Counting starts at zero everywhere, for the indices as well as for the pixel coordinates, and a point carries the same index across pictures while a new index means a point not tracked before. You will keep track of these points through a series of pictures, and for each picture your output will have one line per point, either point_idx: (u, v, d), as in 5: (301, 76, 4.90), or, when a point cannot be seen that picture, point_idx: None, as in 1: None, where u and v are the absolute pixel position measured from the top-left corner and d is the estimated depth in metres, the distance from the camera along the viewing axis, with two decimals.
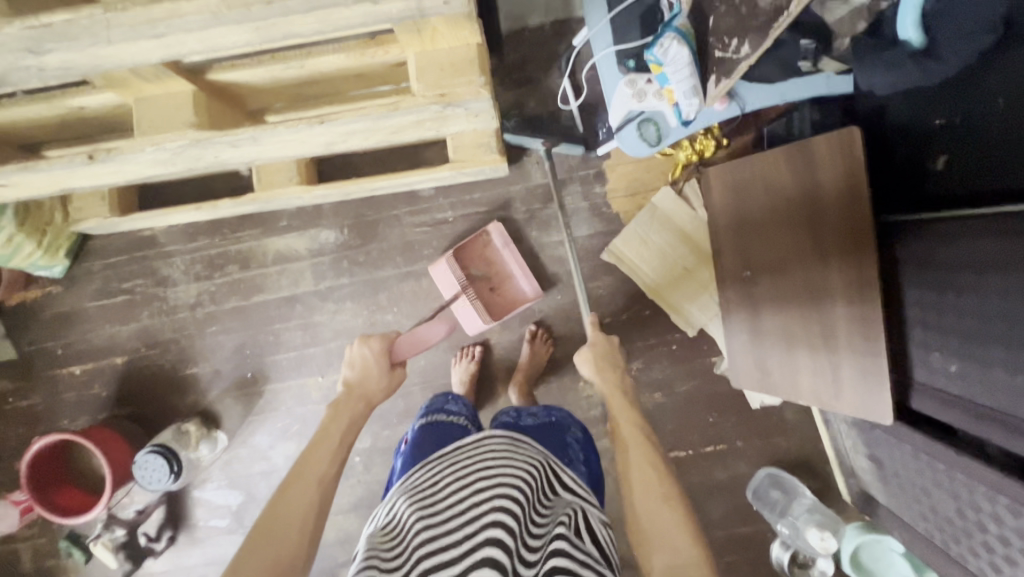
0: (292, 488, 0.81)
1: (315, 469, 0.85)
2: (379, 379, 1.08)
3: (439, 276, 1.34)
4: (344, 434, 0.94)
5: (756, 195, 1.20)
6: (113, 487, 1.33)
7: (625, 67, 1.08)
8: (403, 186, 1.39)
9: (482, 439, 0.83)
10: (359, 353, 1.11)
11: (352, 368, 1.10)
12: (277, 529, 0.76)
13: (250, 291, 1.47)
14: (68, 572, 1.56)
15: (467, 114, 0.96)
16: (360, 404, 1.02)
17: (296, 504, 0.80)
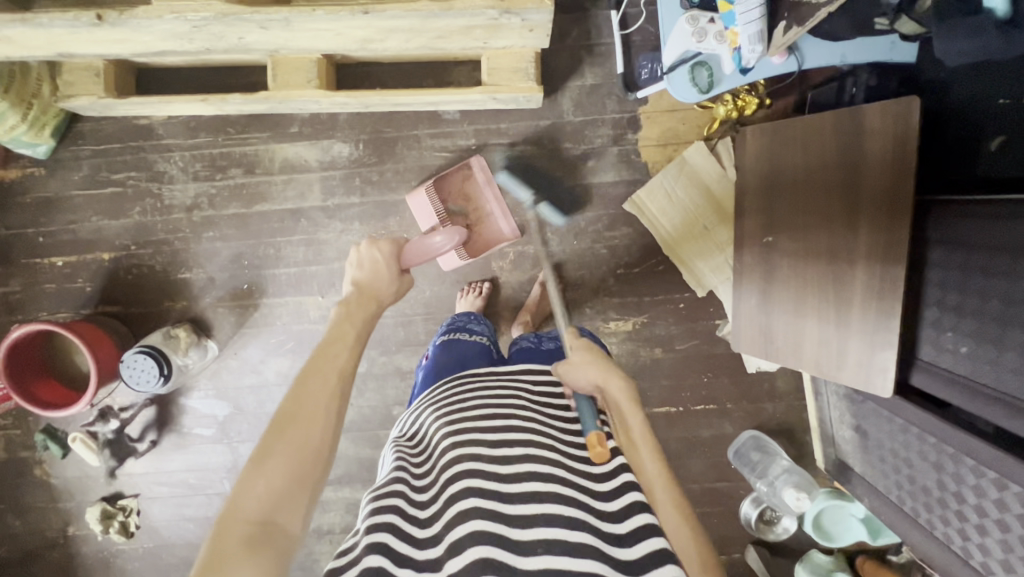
0: (310, 389, 0.76)
1: (334, 367, 0.79)
2: (388, 280, 0.93)
3: (417, 207, 1.32)
4: (357, 331, 0.85)
5: (794, 159, 1.18)
6: (97, 384, 1.29)
7: (688, 2, 1.03)
8: (428, 105, 1.31)
9: (515, 373, 0.90)
10: (367, 255, 0.93)
11: (358, 272, 0.93)
12: (300, 428, 0.72)
13: (253, 199, 1.40)
14: (43, 464, 1.53)
15: (522, 27, 0.89)
16: (370, 302, 0.90)
17: (315, 403, 0.74)
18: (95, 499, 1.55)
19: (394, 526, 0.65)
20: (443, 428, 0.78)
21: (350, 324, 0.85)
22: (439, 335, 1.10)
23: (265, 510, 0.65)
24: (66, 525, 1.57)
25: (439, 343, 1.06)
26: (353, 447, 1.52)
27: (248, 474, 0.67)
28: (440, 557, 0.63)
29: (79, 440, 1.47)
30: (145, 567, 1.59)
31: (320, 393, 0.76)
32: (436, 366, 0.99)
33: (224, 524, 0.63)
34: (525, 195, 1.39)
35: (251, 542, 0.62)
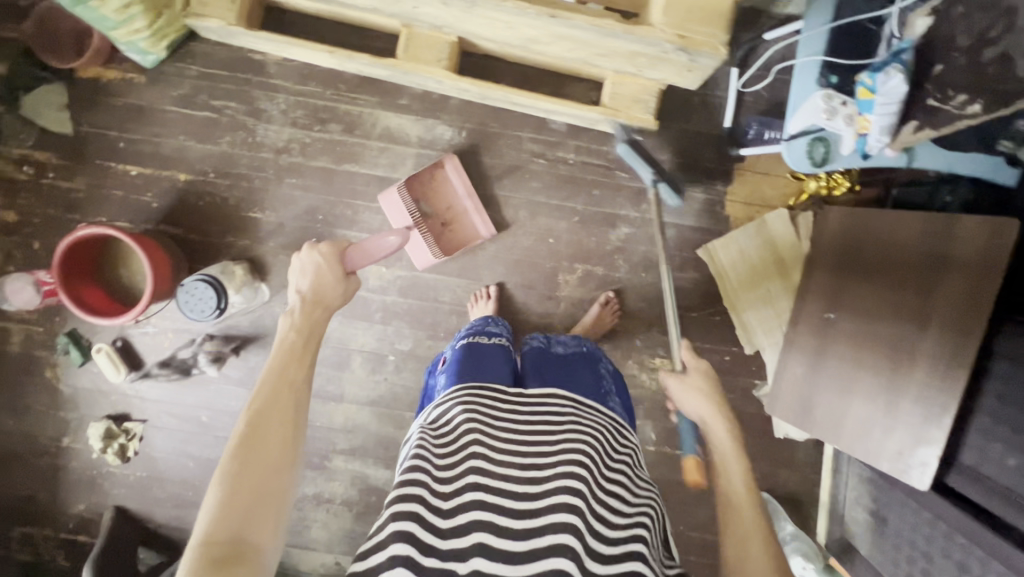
0: (268, 415, 0.75)
1: (286, 391, 0.78)
2: (339, 284, 0.95)
3: (390, 208, 1.34)
4: (304, 354, 0.84)
5: (874, 250, 1.23)
6: (148, 303, 1.27)
7: (825, 82, 1.06)
8: (541, 111, 1.35)
9: (534, 392, 0.91)
10: (311, 261, 0.95)
11: (310, 279, 0.94)
12: (268, 453, 0.71)
13: (344, 157, 1.40)
14: (55, 368, 1.49)
15: (685, 66, 0.93)
16: (317, 315, 0.90)
17: (271, 428, 0.74)
18: (99, 415, 1.51)
19: (418, 517, 0.69)
20: (475, 433, 0.80)
21: (300, 345, 0.85)
22: (459, 338, 1.10)
23: (232, 529, 0.64)
24: (61, 435, 1.52)
25: (458, 347, 1.05)
26: (376, 422, 1.51)
27: (214, 496, 0.66)
28: (466, 550, 0.68)
29: (103, 351, 1.45)
30: (131, 496, 1.55)
31: (279, 415, 0.75)
32: (456, 367, 0.98)
33: (197, 549, 0.62)
34: (607, 218, 1.42)
35: (220, 558, 0.61)
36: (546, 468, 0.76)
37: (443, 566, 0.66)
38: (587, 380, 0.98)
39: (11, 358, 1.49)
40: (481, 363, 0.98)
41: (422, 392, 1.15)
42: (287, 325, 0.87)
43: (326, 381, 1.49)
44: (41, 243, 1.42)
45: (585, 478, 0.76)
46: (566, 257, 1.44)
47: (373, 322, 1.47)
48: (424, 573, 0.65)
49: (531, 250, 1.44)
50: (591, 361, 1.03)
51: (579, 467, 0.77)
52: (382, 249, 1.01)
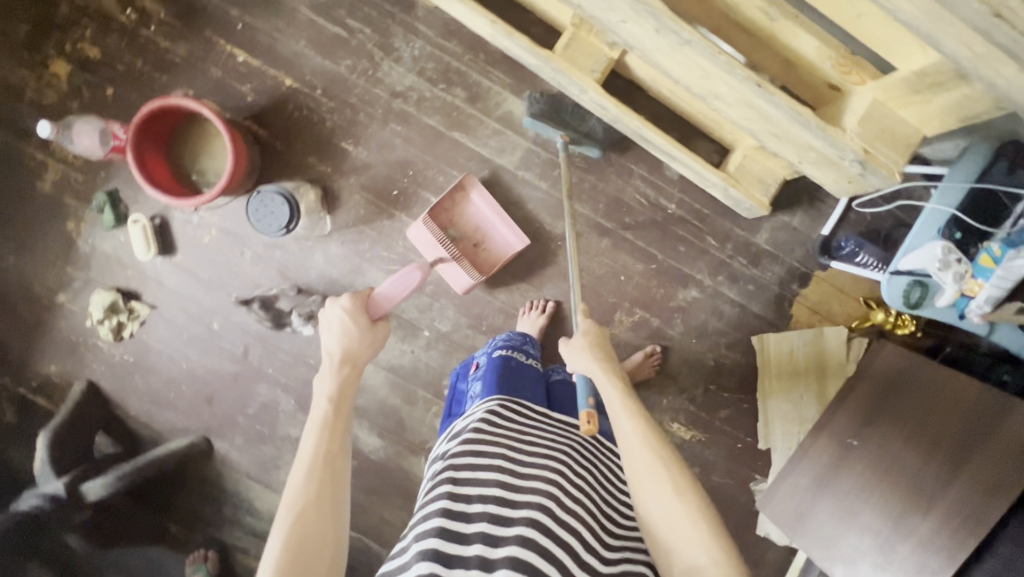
0: (315, 489, 0.70)
1: (330, 459, 0.73)
2: (367, 339, 0.90)
3: (419, 240, 1.32)
4: (344, 416, 0.78)
5: (915, 400, 1.25)
6: (217, 195, 1.20)
7: (950, 234, 1.11)
8: (664, 155, 1.32)
9: (556, 423, 0.89)
10: (335, 313, 0.91)
11: (337, 332, 0.89)
12: (320, 531, 0.67)
13: (456, 124, 1.36)
14: (81, 222, 1.40)
15: (849, 177, 0.94)
16: (350, 378, 0.83)
17: (319, 504, 0.69)
18: (109, 285, 1.42)
19: (444, 529, 0.66)
20: (500, 454, 0.76)
21: (339, 407, 0.79)
22: (493, 348, 1.07)
23: None
24: (59, 291, 1.42)
25: (494, 356, 1.02)
26: (386, 388, 1.47)
27: None
28: (495, 561, 0.63)
29: (139, 225, 1.38)
30: (107, 376, 1.45)
31: (328, 488, 0.70)
32: (494, 375, 0.96)
33: None
34: (681, 277, 1.43)
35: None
36: (573, 497, 0.74)
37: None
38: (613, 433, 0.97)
39: (40, 195, 1.39)
40: (516, 383, 0.95)
41: (449, 394, 1.10)
42: (325, 384, 0.81)
43: None
44: (115, 92, 1.33)
45: (590, 514, 0.74)
46: (629, 298, 1.44)
47: (422, 292, 1.43)
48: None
49: (599, 279, 1.43)
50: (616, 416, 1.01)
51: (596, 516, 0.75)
52: (412, 281, 1.01)
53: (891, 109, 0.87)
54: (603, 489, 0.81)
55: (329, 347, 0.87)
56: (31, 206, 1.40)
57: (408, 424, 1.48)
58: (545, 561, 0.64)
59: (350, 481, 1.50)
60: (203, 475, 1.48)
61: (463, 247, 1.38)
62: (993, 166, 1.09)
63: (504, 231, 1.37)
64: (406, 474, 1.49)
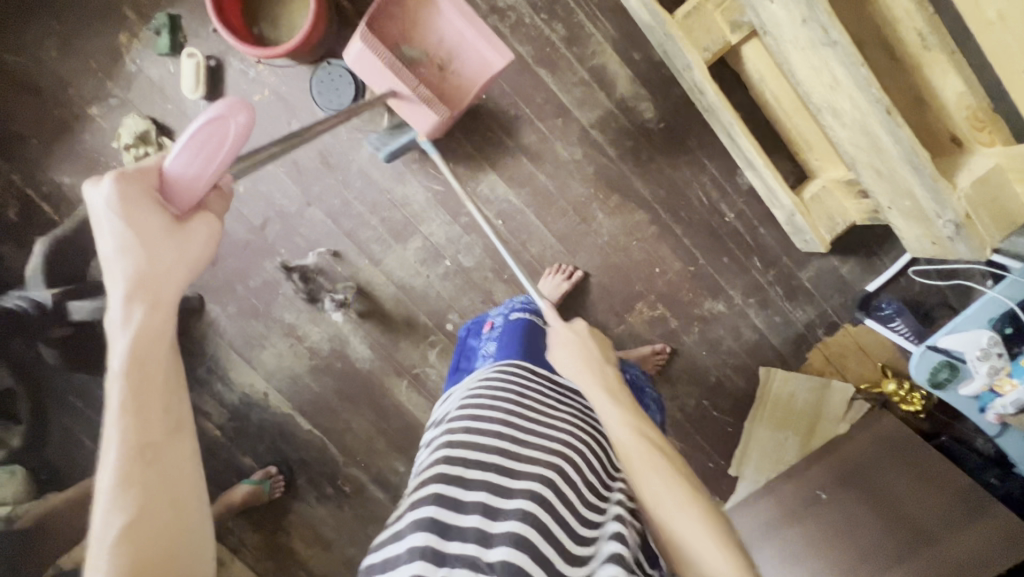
0: (138, 502, 0.47)
1: (154, 454, 0.49)
2: (172, 255, 0.51)
3: (363, 62, 1.11)
4: (166, 382, 0.51)
5: (897, 475, 1.23)
6: (286, 53, 1.12)
7: (999, 328, 1.07)
8: (742, 160, 1.26)
9: (567, 389, 0.88)
10: (97, 211, 0.49)
11: (123, 249, 0.50)
12: (169, 555, 0.47)
13: (545, 60, 1.29)
14: (135, 39, 1.32)
15: (936, 237, 0.90)
16: (161, 323, 0.51)
17: (154, 514, 0.48)
18: (144, 113, 1.35)
19: (441, 499, 0.63)
20: (500, 420, 0.73)
21: (150, 373, 0.50)
22: (512, 309, 1.04)
23: None
24: (93, 102, 1.35)
25: (514, 318, 1.00)
26: (391, 304, 1.44)
27: None
28: (493, 535, 0.61)
29: (193, 60, 1.30)
30: None
31: (164, 497, 0.48)
32: (511, 339, 0.94)
33: None
34: (713, 287, 1.39)
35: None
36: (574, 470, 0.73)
37: (467, 552, 0.59)
38: None
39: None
40: (533, 345, 0.93)
41: (456, 349, 1.06)
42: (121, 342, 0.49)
43: (373, 239, 1.41)
44: None
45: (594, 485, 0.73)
46: (656, 292, 1.40)
47: (456, 221, 1.39)
48: (447, 563, 0.58)
49: (634, 263, 1.38)
50: (633, 391, 1.02)
51: (597, 488, 0.73)
52: (221, 142, 0.54)
53: (1008, 181, 0.83)
54: (605, 455, 0.79)
55: (109, 267, 0.50)
56: (87, 5, 1.32)
57: (401, 345, 1.46)
58: (544, 540, 0.62)
59: (328, 381, 1.49)
60: (187, 330, 1.47)
61: (426, 72, 1.25)
62: None
63: (480, 53, 1.22)
64: (384, 391, 1.48)
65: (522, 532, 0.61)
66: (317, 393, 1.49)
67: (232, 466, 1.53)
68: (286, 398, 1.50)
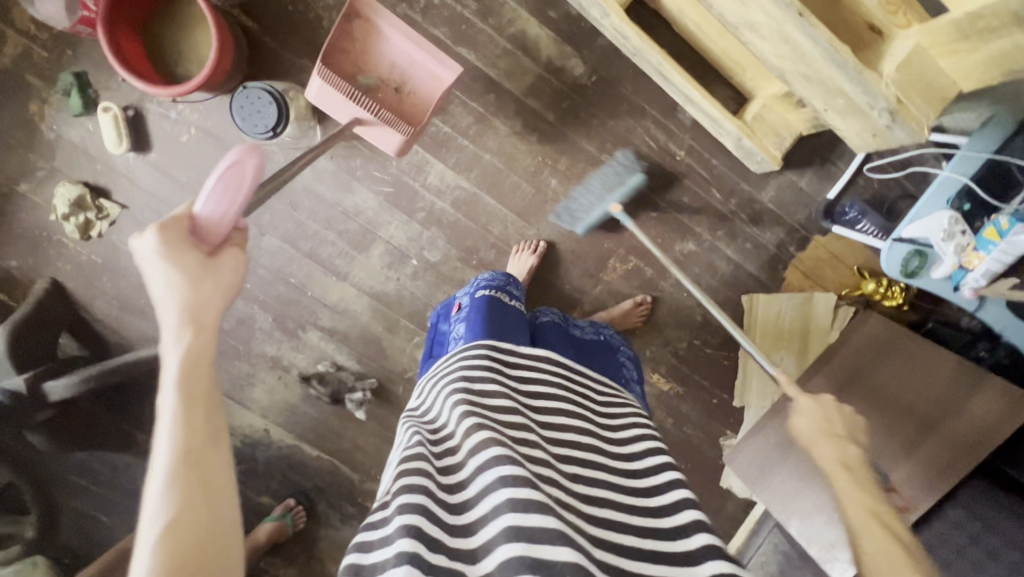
0: (181, 499, 0.47)
1: (200, 461, 0.49)
2: (211, 286, 0.54)
3: (323, 98, 1.14)
4: (209, 389, 0.52)
5: (890, 369, 1.25)
6: (199, 86, 1.09)
7: (957, 206, 1.09)
8: (679, 95, 1.26)
9: (538, 359, 0.87)
10: (143, 255, 0.53)
11: (171, 282, 0.53)
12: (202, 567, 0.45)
13: (464, 39, 1.27)
14: (46, 105, 1.28)
15: (875, 129, 0.91)
16: (201, 337, 0.52)
17: (196, 511, 0.47)
18: (75, 178, 1.32)
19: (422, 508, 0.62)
20: (470, 404, 0.75)
21: (194, 377, 0.51)
22: (476, 287, 1.01)
23: None
24: (21, 179, 1.32)
25: (478, 297, 0.97)
26: (368, 314, 1.43)
27: None
28: (481, 518, 0.63)
29: (111, 114, 1.26)
30: (74, 276, 1.36)
31: (206, 494, 0.48)
32: (479, 321, 0.91)
33: None
34: (679, 228, 1.39)
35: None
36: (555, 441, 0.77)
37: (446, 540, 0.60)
38: (604, 367, 0.97)
39: None
40: (499, 324, 0.91)
41: (430, 336, 1.06)
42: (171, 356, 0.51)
43: (335, 254, 1.39)
44: None
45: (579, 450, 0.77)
46: (625, 245, 1.40)
47: (413, 218, 1.37)
48: (431, 548, 0.59)
49: (597, 221, 1.38)
50: (610, 352, 1.01)
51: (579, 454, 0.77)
52: (244, 179, 0.60)
53: (931, 58, 0.83)
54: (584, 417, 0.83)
55: (160, 301, 0.53)
56: None
57: (388, 353, 1.45)
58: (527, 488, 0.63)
59: (325, 404, 1.48)
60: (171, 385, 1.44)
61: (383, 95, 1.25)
62: (1013, 139, 1.05)
63: (431, 69, 1.23)
64: (381, 403, 1.47)
65: (523, 497, 0.61)
66: (317, 417, 1.49)
67: (251, 507, 1.52)
68: (287, 429, 1.49)
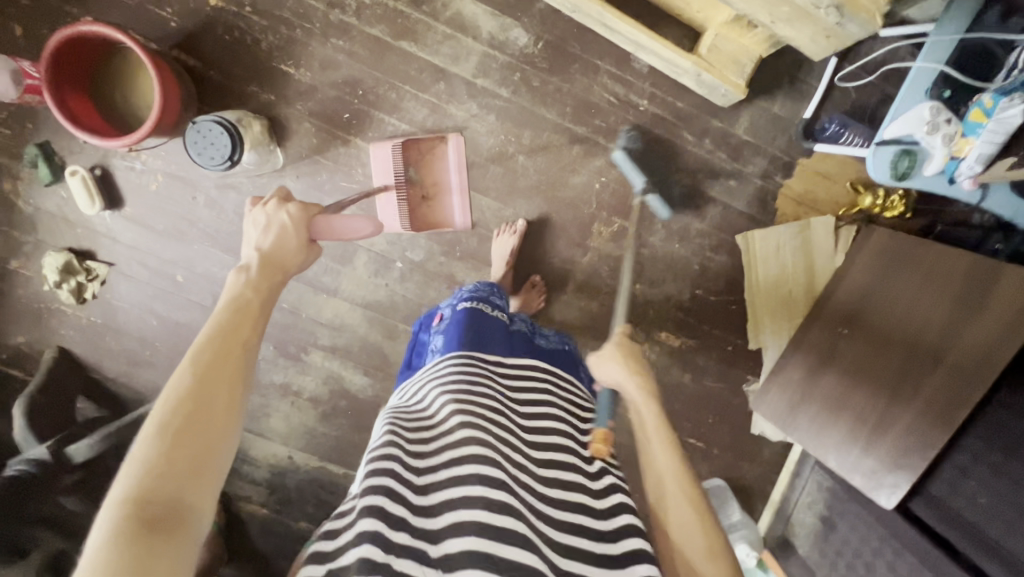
0: (208, 355, 0.60)
1: (230, 335, 0.62)
2: (300, 247, 0.76)
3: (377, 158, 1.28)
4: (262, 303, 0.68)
5: (909, 278, 1.15)
6: (151, 129, 1.09)
7: (937, 95, 1.03)
8: (628, 43, 1.22)
9: (522, 369, 0.87)
10: (277, 218, 0.76)
11: (267, 228, 0.76)
12: (196, 413, 0.55)
13: (402, 32, 1.26)
14: (18, 181, 1.31)
15: (827, 28, 0.87)
16: (273, 275, 0.72)
17: (210, 375, 0.58)
18: (61, 246, 1.35)
19: (388, 488, 0.62)
20: (458, 403, 0.74)
21: (258, 292, 0.68)
22: (459, 298, 0.98)
23: (173, 486, 0.51)
24: (9, 257, 1.35)
25: (459, 308, 0.95)
26: (365, 326, 1.43)
27: (146, 446, 0.52)
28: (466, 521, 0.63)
29: (79, 176, 1.28)
30: (79, 341, 1.40)
31: (220, 361, 0.60)
32: (460, 331, 0.89)
33: (120, 507, 0.49)
34: (658, 179, 1.35)
35: (152, 528, 0.48)
36: (541, 443, 0.77)
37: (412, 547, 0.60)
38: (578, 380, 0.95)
39: None
40: (481, 334, 0.89)
41: (411, 344, 1.05)
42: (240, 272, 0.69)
43: (321, 272, 1.39)
44: (24, 30, 1.21)
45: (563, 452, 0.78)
46: (607, 208, 1.36)
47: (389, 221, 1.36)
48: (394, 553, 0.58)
49: (573, 189, 1.35)
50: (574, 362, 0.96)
51: (561, 455, 0.77)
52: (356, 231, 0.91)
53: None
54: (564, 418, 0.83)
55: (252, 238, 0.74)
56: None
57: (393, 359, 1.45)
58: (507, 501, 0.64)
59: (342, 422, 1.48)
60: None
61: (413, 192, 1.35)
62: (985, 15, 1.01)
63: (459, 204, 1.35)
64: None
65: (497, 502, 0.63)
66: (337, 436, 1.49)
67: (291, 534, 1.53)
68: (310, 453, 1.50)
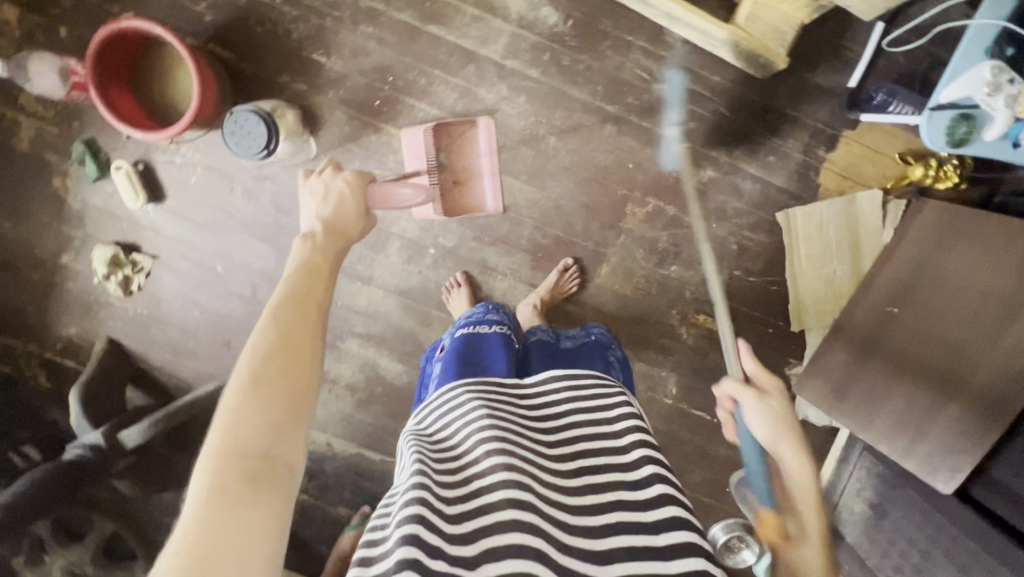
0: (287, 318, 0.64)
1: (303, 304, 0.66)
2: (358, 217, 0.83)
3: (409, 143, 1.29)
4: (327, 275, 0.72)
5: (964, 251, 1.08)
6: (190, 121, 1.11)
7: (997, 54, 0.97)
8: (661, 16, 1.19)
9: (539, 381, 0.85)
10: (333, 187, 0.84)
11: (329, 198, 0.83)
12: (279, 374, 0.58)
13: (431, 16, 1.26)
14: (67, 178, 1.36)
15: None
16: (337, 243, 0.78)
17: (286, 341, 0.61)
18: (108, 239, 1.39)
19: (421, 517, 0.59)
20: (481, 416, 0.74)
21: (319, 267, 0.72)
22: (459, 327, 1.00)
23: (266, 440, 0.55)
24: (61, 252, 1.41)
25: (458, 336, 0.96)
26: (400, 313, 1.44)
27: (234, 395, 0.56)
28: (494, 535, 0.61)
29: (123, 171, 1.33)
30: (126, 331, 1.45)
31: (297, 328, 0.63)
32: (456, 359, 0.89)
33: (216, 457, 0.52)
34: (693, 156, 1.32)
35: (250, 479, 0.52)
36: (568, 454, 0.74)
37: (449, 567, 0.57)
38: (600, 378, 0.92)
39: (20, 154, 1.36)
40: (477, 360, 0.89)
41: (421, 377, 1.05)
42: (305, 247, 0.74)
43: (355, 260, 1.41)
44: (70, 30, 1.26)
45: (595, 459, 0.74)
46: (641, 188, 1.33)
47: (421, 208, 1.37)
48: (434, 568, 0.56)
49: (605, 170, 1.32)
50: (599, 353, 0.96)
51: (592, 461, 0.73)
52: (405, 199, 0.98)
53: None
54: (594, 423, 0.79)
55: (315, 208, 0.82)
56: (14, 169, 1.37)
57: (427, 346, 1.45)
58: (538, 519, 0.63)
59: (378, 409, 1.50)
60: None
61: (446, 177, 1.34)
62: None
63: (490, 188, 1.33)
64: None
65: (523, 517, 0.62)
66: (373, 422, 1.51)
67: (330, 519, 1.56)
68: (347, 439, 1.52)
